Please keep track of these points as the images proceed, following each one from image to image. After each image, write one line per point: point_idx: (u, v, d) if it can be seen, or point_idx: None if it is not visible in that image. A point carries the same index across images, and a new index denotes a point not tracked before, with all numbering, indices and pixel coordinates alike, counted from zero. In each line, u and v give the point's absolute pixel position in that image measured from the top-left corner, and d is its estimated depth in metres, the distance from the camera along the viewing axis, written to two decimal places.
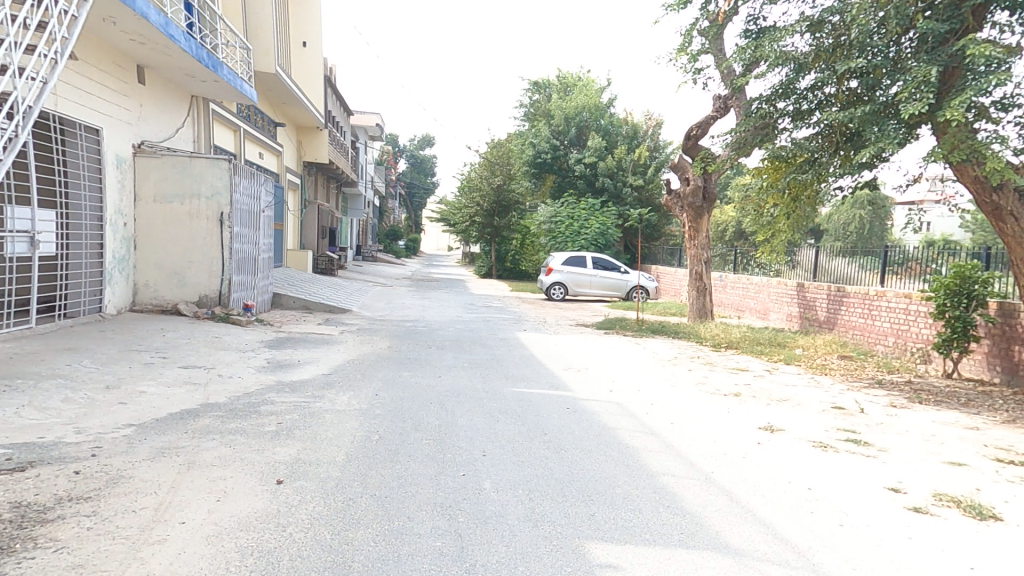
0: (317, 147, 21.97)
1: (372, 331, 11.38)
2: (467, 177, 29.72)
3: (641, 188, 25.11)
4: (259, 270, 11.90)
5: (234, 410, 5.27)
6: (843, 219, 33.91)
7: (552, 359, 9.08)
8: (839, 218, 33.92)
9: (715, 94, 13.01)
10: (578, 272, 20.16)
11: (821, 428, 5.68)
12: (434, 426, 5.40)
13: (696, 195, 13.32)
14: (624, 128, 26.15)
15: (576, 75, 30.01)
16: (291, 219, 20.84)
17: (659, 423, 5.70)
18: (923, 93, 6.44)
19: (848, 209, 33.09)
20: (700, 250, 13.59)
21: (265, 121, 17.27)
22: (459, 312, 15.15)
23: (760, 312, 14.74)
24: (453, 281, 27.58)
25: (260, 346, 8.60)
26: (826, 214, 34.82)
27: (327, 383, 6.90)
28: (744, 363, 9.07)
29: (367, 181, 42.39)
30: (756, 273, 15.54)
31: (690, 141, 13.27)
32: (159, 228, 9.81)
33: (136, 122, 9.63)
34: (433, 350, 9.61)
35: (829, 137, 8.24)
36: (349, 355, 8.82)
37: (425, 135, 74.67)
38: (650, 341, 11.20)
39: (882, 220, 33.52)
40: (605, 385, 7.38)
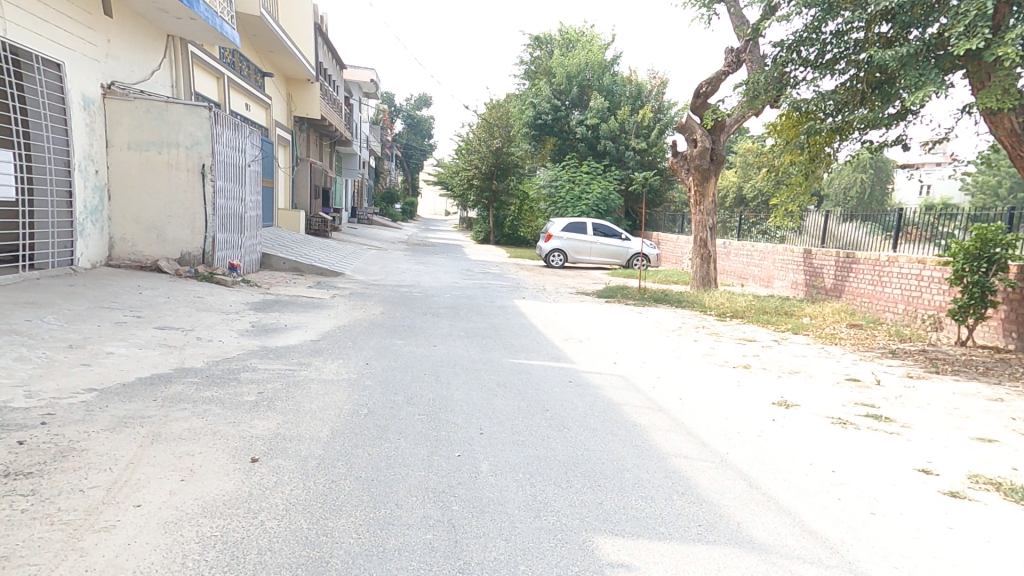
0: (308, 100, 20.96)
1: (365, 295, 10.96)
2: (464, 137, 28.68)
3: (644, 151, 24.29)
4: (246, 228, 11.44)
5: (211, 376, 4.89)
6: (843, 183, 33.03)
7: (551, 329, 8.69)
8: (839, 183, 33.07)
9: (728, 48, 12.19)
10: (578, 238, 19.65)
11: (838, 401, 5.32)
12: (428, 399, 5.04)
13: (704, 157, 12.66)
14: (628, 87, 25.07)
15: (580, 30, 28.63)
16: (282, 177, 20.06)
17: (665, 399, 5.34)
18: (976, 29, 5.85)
19: (850, 173, 32.25)
20: (706, 216, 13.06)
21: (250, 71, 16.30)
22: (455, 278, 14.70)
23: (765, 280, 14.32)
24: (450, 246, 26.98)
25: (245, 309, 8.16)
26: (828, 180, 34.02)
27: (315, 350, 6.52)
28: (750, 332, 8.67)
29: (361, 140, 41.08)
30: (761, 240, 15.06)
31: (700, 99, 12.53)
32: (135, 179, 9.22)
33: (104, 60, 8.92)
34: (428, 316, 9.23)
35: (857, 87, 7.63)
36: (339, 320, 8.41)
37: (422, 95, 72.46)
38: (652, 310, 10.82)
39: (883, 186, 32.94)
40: (606, 356, 7.00)
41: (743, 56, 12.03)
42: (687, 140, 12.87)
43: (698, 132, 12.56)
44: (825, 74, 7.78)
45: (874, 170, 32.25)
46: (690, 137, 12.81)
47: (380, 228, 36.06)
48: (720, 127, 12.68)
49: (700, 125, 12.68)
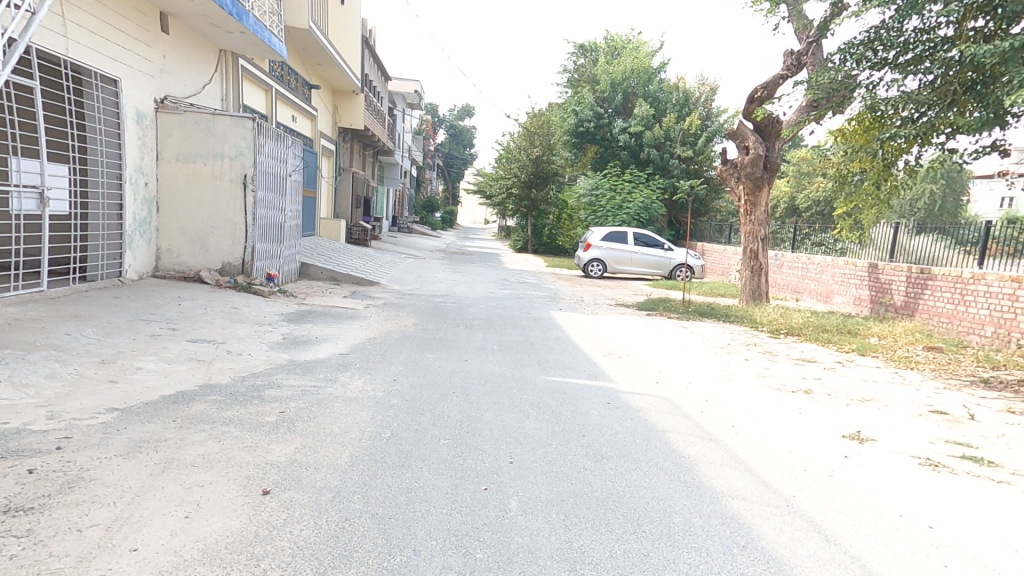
0: (353, 111, 21.37)
1: (399, 306, 10.84)
2: (504, 147, 28.58)
3: (690, 159, 23.45)
4: (286, 239, 11.57)
5: (235, 395, 4.74)
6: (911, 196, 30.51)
7: (589, 344, 8.22)
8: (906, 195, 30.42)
9: (786, 50, 11.45)
10: (618, 249, 19.05)
11: (924, 437, 4.61)
12: (455, 421, 4.71)
13: (756, 165, 11.89)
14: (675, 94, 24.29)
15: (625, 37, 28.12)
16: (324, 187, 20.46)
17: (716, 425, 4.74)
18: None
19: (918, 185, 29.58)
20: (757, 226, 12.27)
21: (298, 84, 16.69)
22: (491, 288, 14.42)
23: (823, 295, 13.31)
24: (487, 254, 26.89)
25: (279, 321, 8.14)
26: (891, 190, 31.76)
27: (343, 365, 6.34)
28: (809, 352, 7.90)
29: (404, 150, 41.77)
30: (818, 252, 14.07)
31: (754, 104, 11.83)
32: (181, 191, 9.42)
33: (158, 75, 9.19)
34: (461, 329, 8.96)
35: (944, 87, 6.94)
36: (371, 333, 8.26)
37: (464, 106, 73.42)
38: (698, 325, 10.17)
39: (952, 196, 30.53)
40: (647, 374, 6.44)
41: (804, 59, 11.26)
42: (738, 147, 12.14)
43: (751, 139, 11.82)
44: (906, 75, 7.10)
45: (947, 180, 29.76)
46: (742, 145, 12.07)
47: (419, 236, 36.43)
48: (775, 134, 11.91)
49: (753, 132, 11.94)
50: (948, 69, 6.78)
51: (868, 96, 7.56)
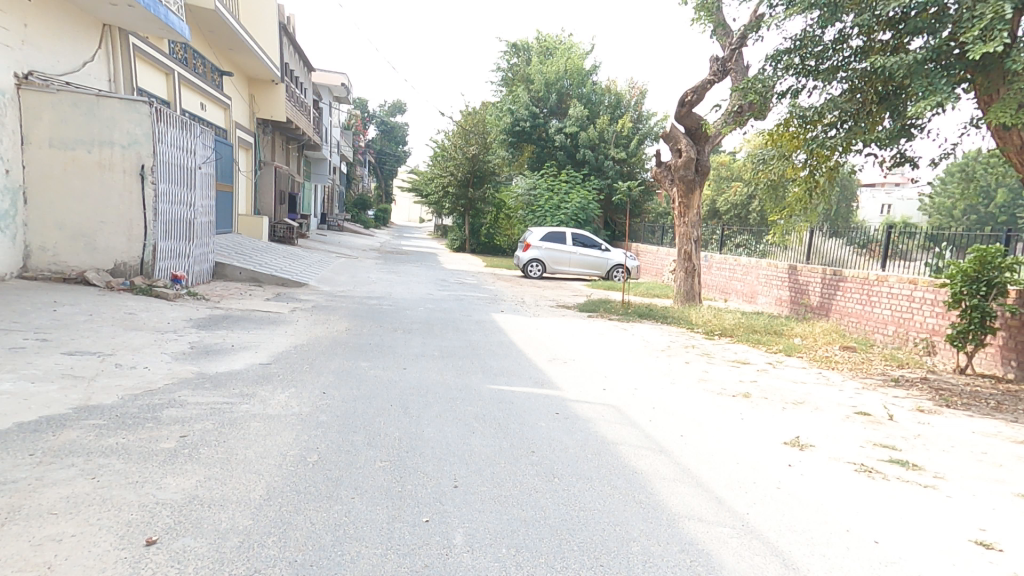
0: (273, 100, 19.88)
1: (330, 308, 10.05)
2: (440, 144, 27.96)
3: (623, 161, 23.99)
4: (196, 236, 10.48)
5: (121, 418, 4.01)
6: None
7: (533, 348, 7.97)
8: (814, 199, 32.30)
9: (712, 56, 11.81)
10: (557, 249, 19.09)
11: (856, 441, 4.70)
12: (392, 440, 4.25)
13: (688, 168, 12.20)
14: (608, 97, 24.77)
15: (557, 38, 28.35)
16: (244, 180, 18.91)
17: (664, 435, 4.62)
18: (997, 31, 5.51)
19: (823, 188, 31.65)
20: (690, 229, 12.61)
21: (206, 69, 15.25)
22: (429, 289, 13.87)
23: (748, 295, 13.96)
24: (425, 254, 26.10)
25: (187, 328, 7.20)
26: None
27: (264, 376, 5.64)
28: (742, 353, 8.09)
29: (333, 144, 39.82)
30: (743, 253, 14.72)
31: (684, 108, 12.13)
32: (58, 179, 8.30)
33: (19, 47, 7.93)
34: (398, 334, 8.39)
35: (862, 95, 7.31)
36: (297, 339, 7.52)
37: (397, 101, 71.48)
38: (637, 327, 10.24)
39: (850, 198, 33.62)
40: (593, 382, 6.27)
41: (729, 64, 11.63)
42: (671, 150, 12.42)
43: (683, 142, 12.13)
44: (827, 83, 7.44)
45: (843, 187, 32.60)
46: (674, 147, 12.37)
47: (352, 235, 34.86)
48: (704, 138, 12.28)
49: (684, 135, 12.26)
50: (862, 79, 7.16)
51: (793, 104, 7.88)
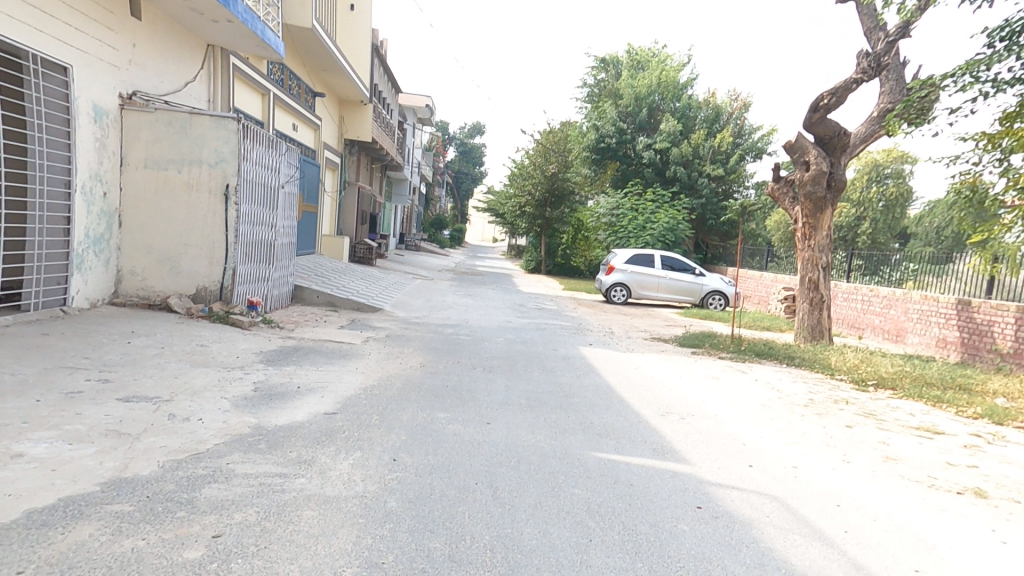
0: (360, 123, 20.16)
1: (405, 339, 9.28)
2: (518, 163, 27.28)
3: (720, 179, 22.13)
4: (277, 258, 10.19)
5: (150, 503, 3.23)
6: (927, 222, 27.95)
7: (641, 398, 6.56)
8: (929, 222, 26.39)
9: (862, 51, 10.10)
10: (643, 273, 17.51)
11: None
12: (481, 549, 3.09)
13: (818, 183, 10.34)
14: (704, 109, 22.95)
15: (649, 50, 26.97)
16: (327, 202, 19.16)
17: (888, 567, 3.07)
18: None
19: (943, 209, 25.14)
20: (817, 253, 10.64)
21: (299, 90, 15.51)
22: (508, 316, 12.88)
23: (892, 333, 11.61)
24: (499, 276, 25.45)
25: (255, 363, 6.60)
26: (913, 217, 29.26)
27: (328, 433, 4.76)
28: (928, 417, 6.15)
29: (414, 166, 40.67)
30: (884, 282, 12.32)
31: (819, 113, 10.35)
32: (150, 203, 8.21)
33: (126, 67, 7.93)
34: (479, 374, 7.36)
35: None
36: (368, 378, 6.70)
37: (475, 123, 72.94)
38: (759, 370, 8.50)
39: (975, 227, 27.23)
40: (730, 451, 4.77)
41: (885, 59, 9.93)
42: (797, 162, 10.62)
43: (812, 153, 10.34)
44: None
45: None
46: (801, 159, 10.54)
47: (427, 254, 35.04)
48: (840, 147, 10.41)
49: (814, 145, 10.47)
50: None
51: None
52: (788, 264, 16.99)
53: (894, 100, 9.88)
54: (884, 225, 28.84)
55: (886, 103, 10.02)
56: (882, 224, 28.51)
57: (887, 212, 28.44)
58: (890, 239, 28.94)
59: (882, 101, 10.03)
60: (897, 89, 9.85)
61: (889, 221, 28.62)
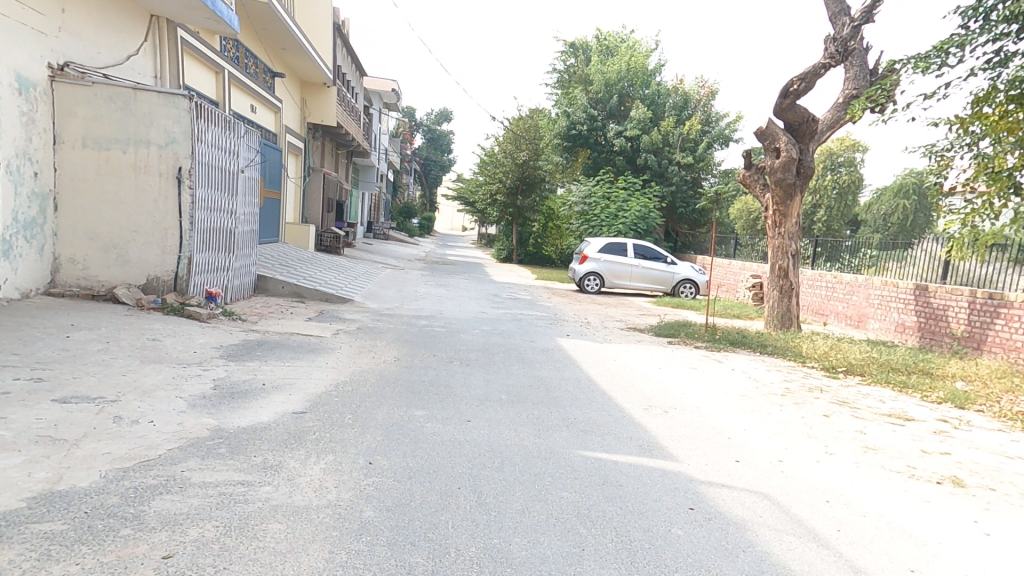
0: (323, 105, 19.32)
1: (377, 332, 8.90)
2: (488, 150, 26.80)
3: (689, 167, 22.29)
4: (237, 247, 9.61)
5: (87, 522, 2.85)
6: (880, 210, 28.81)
7: (620, 391, 6.44)
8: (879, 208, 28.32)
9: (830, 36, 10.14)
10: (616, 262, 17.52)
11: None
12: (467, 565, 2.85)
13: (788, 170, 10.37)
14: (673, 97, 23.02)
15: (618, 36, 26.82)
16: (291, 188, 18.35)
17: (884, 567, 2.98)
18: None
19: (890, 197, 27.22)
20: (788, 240, 10.74)
21: (258, 69, 14.66)
22: (482, 306, 12.61)
23: (855, 319, 11.88)
24: (471, 265, 25.08)
25: (214, 359, 6.13)
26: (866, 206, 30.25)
27: (296, 435, 4.41)
28: (898, 404, 6.23)
29: (381, 152, 39.53)
30: (848, 270, 12.62)
31: (788, 98, 10.37)
32: (91, 185, 7.54)
33: (54, 35, 7.20)
34: (456, 367, 7.10)
35: None
36: (338, 374, 6.35)
37: (443, 110, 71.65)
38: (733, 359, 8.54)
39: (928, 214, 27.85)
40: (715, 445, 4.67)
41: (851, 44, 9.97)
42: (767, 148, 10.65)
43: (782, 139, 10.37)
44: None
45: (919, 195, 26.83)
46: (771, 146, 10.58)
47: (396, 244, 34.28)
48: (808, 134, 10.47)
49: (784, 132, 10.50)
50: None
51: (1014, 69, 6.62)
52: (755, 252, 17.26)
53: (859, 85, 9.92)
54: (839, 212, 30.16)
55: (851, 89, 10.06)
56: (837, 212, 29.85)
57: (840, 199, 29.83)
58: (844, 226, 30.30)
59: (847, 88, 10.08)
60: (862, 75, 9.89)
61: (843, 208, 29.98)
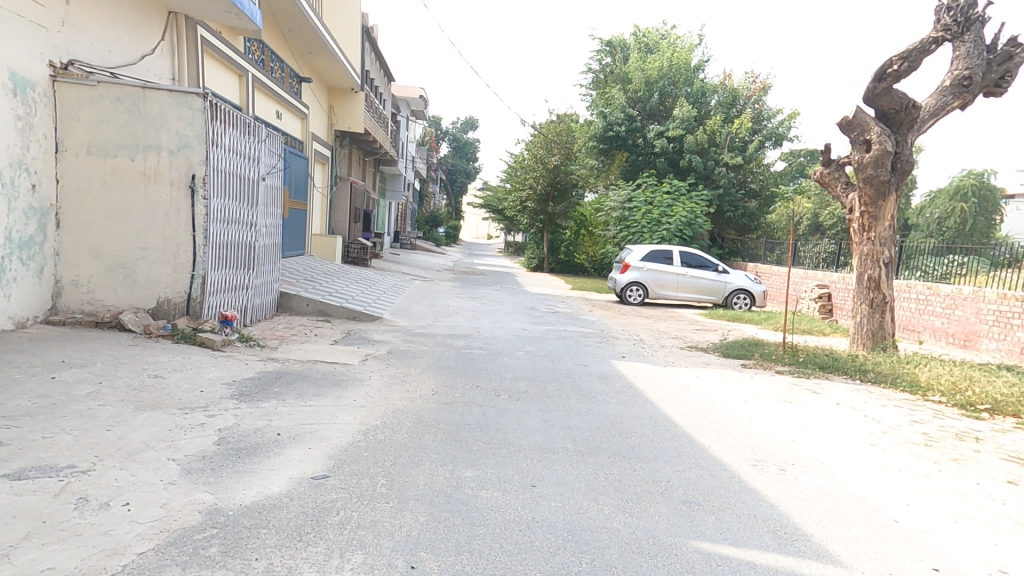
0: (351, 112, 18.66)
1: (410, 357, 7.87)
2: (517, 156, 25.74)
3: (739, 167, 20.85)
4: (258, 262, 8.76)
5: None
6: (935, 213, 27.76)
7: (714, 436, 5.21)
8: (932, 210, 27.91)
9: (943, 5, 8.83)
10: (661, 270, 16.19)
11: None
12: None
13: (881, 166, 8.99)
14: (719, 94, 21.74)
15: (658, 33, 25.57)
16: (317, 198, 17.64)
17: None
18: None
19: (944, 201, 27.36)
20: (878, 246, 9.29)
21: (282, 74, 13.98)
22: (522, 323, 11.46)
23: (960, 338, 10.44)
24: (502, 275, 24.09)
25: (224, 400, 5.13)
26: (917, 208, 28.76)
27: (315, 517, 3.33)
28: None
29: (407, 160, 38.88)
30: (945, 280, 11.09)
31: (885, 81, 8.97)
32: (96, 198, 6.74)
33: (57, 31, 6.43)
34: (507, 403, 5.98)
35: None
36: (368, 416, 5.28)
37: (469, 119, 71.46)
38: (831, 388, 7.20)
39: (984, 213, 26.82)
40: (889, 538, 3.40)
41: (971, 13, 8.70)
42: (855, 141, 9.26)
43: (875, 129, 9.00)
44: None
45: (977, 198, 26.62)
46: (859, 138, 9.20)
47: (423, 253, 33.60)
48: (907, 123, 9.09)
49: (875, 121, 9.12)
50: None
51: None
52: (817, 259, 15.71)
53: (971, 65, 8.69)
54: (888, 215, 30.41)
55: (961, 70, 8.80)
56: None
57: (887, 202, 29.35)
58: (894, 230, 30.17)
59: (956, 68, 8.81)
60: (975, 53, 8.68)
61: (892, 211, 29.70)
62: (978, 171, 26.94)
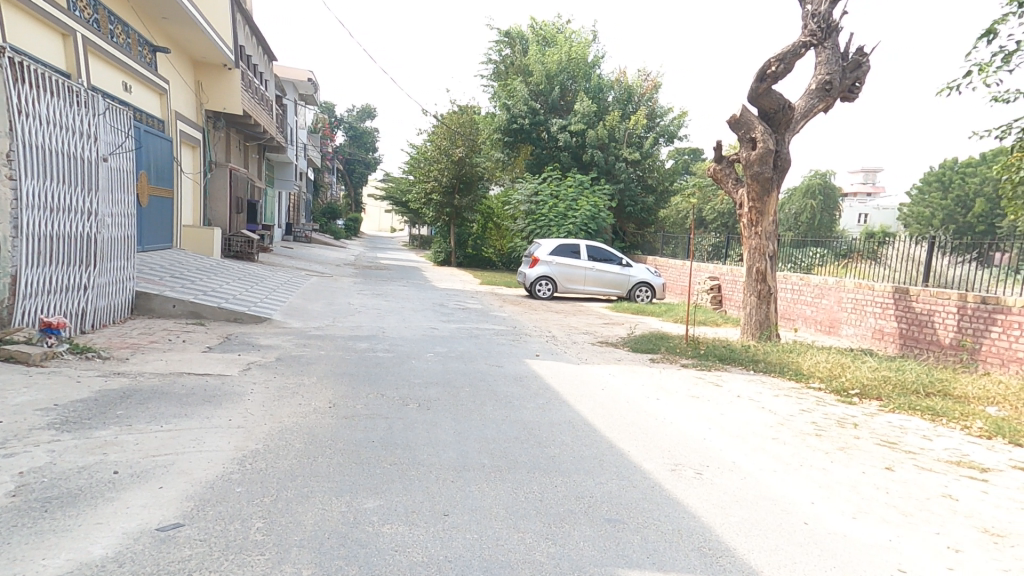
0: (227, 88, 16.56)
1: (302, 364, 6.91)
2: (420, 147, 24.90)
3: (637, 163, 21.72)
4: (104, 257, 7.31)
5: None
6: (792, 209, 31.22)
7: (632, 440, 5.05)
8: (789, 207, 31.44)
9: (808, 12, 9.58)
10: (569, 265, 16.33)
11: None
12: None
13: (765, 163, 9.57)
14: (616, 90, 22.52)
15: (555, 27, 25.93)
16: (188, 183, 15.45)
17: None
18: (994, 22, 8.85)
19: (799, 198, 30.91)
20: (764, 241, 9.92)
21: (131, 41, 11.96)
22: (430, 321, 10.80)
23: (826, 324, 11.55)
24: (410, 269, 23.02)
25: (35, 434, 4.00)
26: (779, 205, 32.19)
27: None
28: (953, 444, 5.29)
29: (299, 147, 35.96)
30: (815, 272, 12.23)
31: (766, 82, 9.55)
32: None
33: None
34: (413, 414, 5.36)
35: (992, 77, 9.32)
36: (243, 440, 4.39)
37: (367, 106, 68.12)
38: (730, 380, 7.48)
39: (829, 209, 30.81)
40: (804, 544, 3.37)
41: (830, 22, 9.53)
42: (742, 139, 9.80)
43: (758, 129, 9.57)
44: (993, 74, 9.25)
45: (823, 196, 30.51)
46: (746, 136, 9.75)
47: (322, 248, 31.27)
48: (784, 124, 9.76)
49: (758, 120, 9.70)
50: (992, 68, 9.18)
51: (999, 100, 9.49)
52: (707, 251, 16.75)
53: (831, 70, 9.53)
54: None
55: (823, 75, 9.62)
56: None
57: None
58: None
59: (819, 73, 9.62)
60: (833, 60, 9.54)
61: None
62: (821, 171, 30.95)
